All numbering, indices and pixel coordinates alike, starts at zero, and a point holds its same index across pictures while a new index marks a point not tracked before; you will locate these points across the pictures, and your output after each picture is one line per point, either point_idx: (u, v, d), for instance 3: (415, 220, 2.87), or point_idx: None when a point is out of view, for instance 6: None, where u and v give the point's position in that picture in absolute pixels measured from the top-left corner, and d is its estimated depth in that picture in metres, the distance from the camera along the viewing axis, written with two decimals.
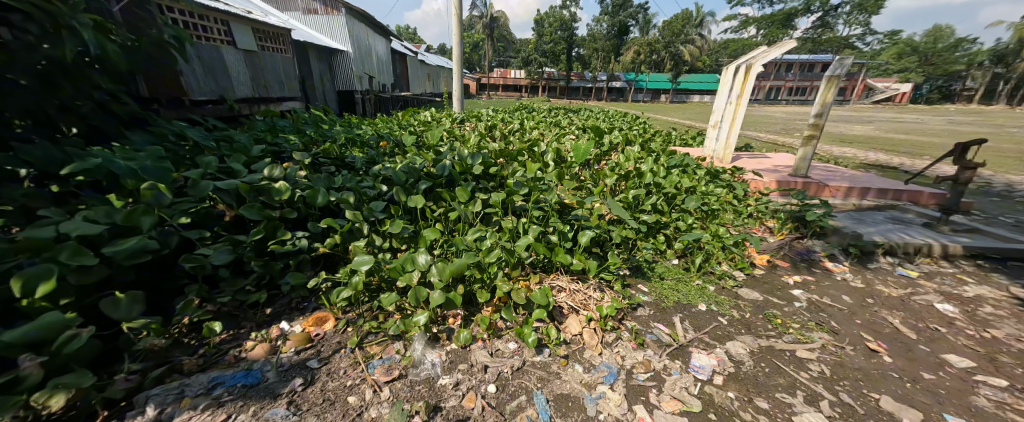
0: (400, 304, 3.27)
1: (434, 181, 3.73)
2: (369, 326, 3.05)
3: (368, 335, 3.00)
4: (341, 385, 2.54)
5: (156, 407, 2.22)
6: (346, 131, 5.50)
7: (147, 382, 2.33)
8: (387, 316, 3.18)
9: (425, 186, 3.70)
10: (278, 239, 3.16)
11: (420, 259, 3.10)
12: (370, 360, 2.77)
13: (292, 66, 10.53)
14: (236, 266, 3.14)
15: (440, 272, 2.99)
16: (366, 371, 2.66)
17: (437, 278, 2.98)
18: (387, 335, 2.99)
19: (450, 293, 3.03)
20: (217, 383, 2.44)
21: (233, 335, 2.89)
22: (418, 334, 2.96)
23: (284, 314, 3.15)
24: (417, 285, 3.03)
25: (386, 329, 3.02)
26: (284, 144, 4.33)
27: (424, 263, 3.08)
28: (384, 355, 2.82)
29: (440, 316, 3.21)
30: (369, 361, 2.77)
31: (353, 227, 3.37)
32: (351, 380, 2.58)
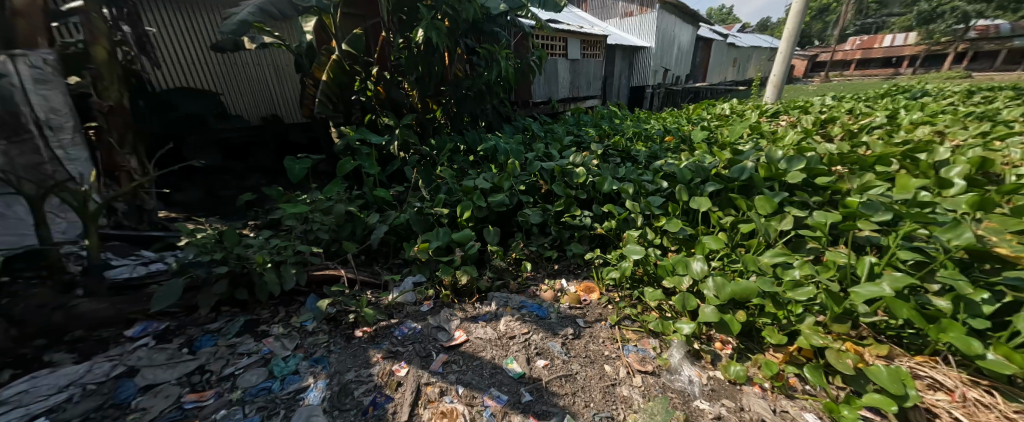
0: (660, 302, 2.38)
1: (726, 184, 2.77)
2: (629, 310, 2.36)
3: (634, 323, 2.30)
4: (598, 352, 2.04)
5: (494, 305, 2.29)
6: (633, 124, 4.84)
7: (493, 285, 2.46)
8: (646, 309, 2.38)
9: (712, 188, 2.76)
10: (570, 214, 2.87)
11: (693, 264, 2.17)
12: (625, 342, 2.13)
13: (652, 55, 10.71)
14: (541, 227, 2.94)
15: (716, 287, 2.02)
16: (621, 349, 2.06)
17: (712, 293, 2.02)
18: (644, 327, 2.23)
19: (727, 315, 1.99)
20: (523, 305, 2.34)
21: (534, 276, 2.66)
22: (677, 341, 2.06)
23: (565, 273, 2.74)
24: (687, 294, 2.15)
25: (644, 319, 2.26)
26: (586, 131, 4.29)
27: (703, 273, 2.10)
28: (640, 345, 2.11)
29: (704, 332, 2.14)
30: (625, 343, 2.13)
31: (628, 216, 2.77)
32: (607, 351, 2.05)
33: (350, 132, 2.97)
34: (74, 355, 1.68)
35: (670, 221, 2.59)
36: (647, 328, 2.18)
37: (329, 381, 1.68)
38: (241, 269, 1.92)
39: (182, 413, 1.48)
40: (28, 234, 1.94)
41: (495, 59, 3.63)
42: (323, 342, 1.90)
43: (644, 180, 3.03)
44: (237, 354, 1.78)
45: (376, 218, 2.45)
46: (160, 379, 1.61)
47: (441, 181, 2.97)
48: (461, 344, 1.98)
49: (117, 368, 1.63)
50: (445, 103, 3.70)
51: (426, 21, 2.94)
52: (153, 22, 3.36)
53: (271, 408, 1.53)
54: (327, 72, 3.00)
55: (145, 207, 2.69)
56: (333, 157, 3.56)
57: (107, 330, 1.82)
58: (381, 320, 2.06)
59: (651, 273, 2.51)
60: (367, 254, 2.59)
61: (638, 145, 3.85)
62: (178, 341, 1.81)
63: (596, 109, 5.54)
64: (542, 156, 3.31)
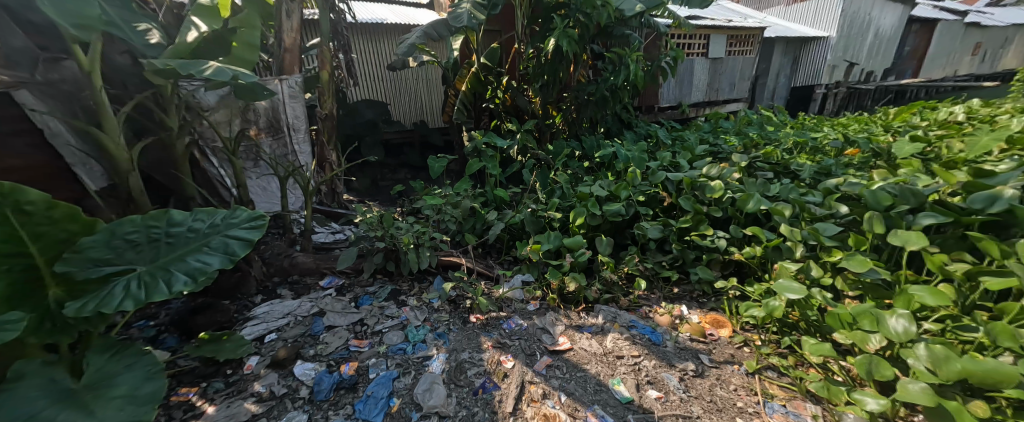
0: (822, 360, 1.91)
1: (956, 217, 2.00)
2: (773, 359, 1.97)
3: (780, 376, 1.91)
4: (728, 402, 1.74)
5: (601, 319, 2.24)
6: (798, 132, 4.02)
7: (601, 297, 2.41)
8: (799, 363, 1.94)
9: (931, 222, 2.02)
10: (699, 233, 2.54)
11: (892, 322, 1.61)
12: (767, 397, 1.77)
13: (853, 46, 8.29)
14: (660, 242, 2.74)
15: (933, 360, 1.48)
16: (762, 405, 1.71)
17: (924, 366, 1.49)
18: (795, 384, 1.82)
19: (949, 402, 1.42)
20: (633, 325, 2.21)
21: (647, 297, 2.52)
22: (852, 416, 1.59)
23: (684, 300, 2.52)
24: (878, 358, 1.62)
25: (797, 376, 1.84)
26: (725, 140, 3.78)
27: (912, 337, 1.53)
28: (788, 406, 1.72)
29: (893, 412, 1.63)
30: (766, 398, 1.77)
31: (783, 244, 2.29)
32: (740, 403, 1.73)
33: (479, 136, 3.28)
34: (292, 292, 2.36)
35: (851, 256, 2.00)
36: (803, 388, 1.76)
37: (449, 356, 1.88)
38: (393, 245, 2.42)
39: (348, 353, 1.90)
40: (275, 201, 3.04)
41: (623, 62, 3.52)
42: (444, 319, 2.17)
43: (808, 201, 2.47)
44: (386, 315, 2.17)
45: (494, 215, 2.74)
46: (338, 322, 2.10)
47: (556, 184, 3.12)
48: (565, 351, 1.98)
49: (314, 308, 2.20)
50: (566, 109, 3.80)
51: (558, 30, 3.08)
52: (358, 50, 4.59)
53: (405, 367, 1.82)
54: (467, 84, 3.54)
55: (337, 191, 3.60)
56: (462, 158, 4.38)
57: (309, 277, 2.50)
58: (491, 310, 2.24)
59: (814, 321, 2.00)
60: (483, 248, 2.87)
61: (799, 159, 3.20)
62: (350, 295, 2.33)
63: (743, 114, 4.81)
64: (668, 166, 2.99)
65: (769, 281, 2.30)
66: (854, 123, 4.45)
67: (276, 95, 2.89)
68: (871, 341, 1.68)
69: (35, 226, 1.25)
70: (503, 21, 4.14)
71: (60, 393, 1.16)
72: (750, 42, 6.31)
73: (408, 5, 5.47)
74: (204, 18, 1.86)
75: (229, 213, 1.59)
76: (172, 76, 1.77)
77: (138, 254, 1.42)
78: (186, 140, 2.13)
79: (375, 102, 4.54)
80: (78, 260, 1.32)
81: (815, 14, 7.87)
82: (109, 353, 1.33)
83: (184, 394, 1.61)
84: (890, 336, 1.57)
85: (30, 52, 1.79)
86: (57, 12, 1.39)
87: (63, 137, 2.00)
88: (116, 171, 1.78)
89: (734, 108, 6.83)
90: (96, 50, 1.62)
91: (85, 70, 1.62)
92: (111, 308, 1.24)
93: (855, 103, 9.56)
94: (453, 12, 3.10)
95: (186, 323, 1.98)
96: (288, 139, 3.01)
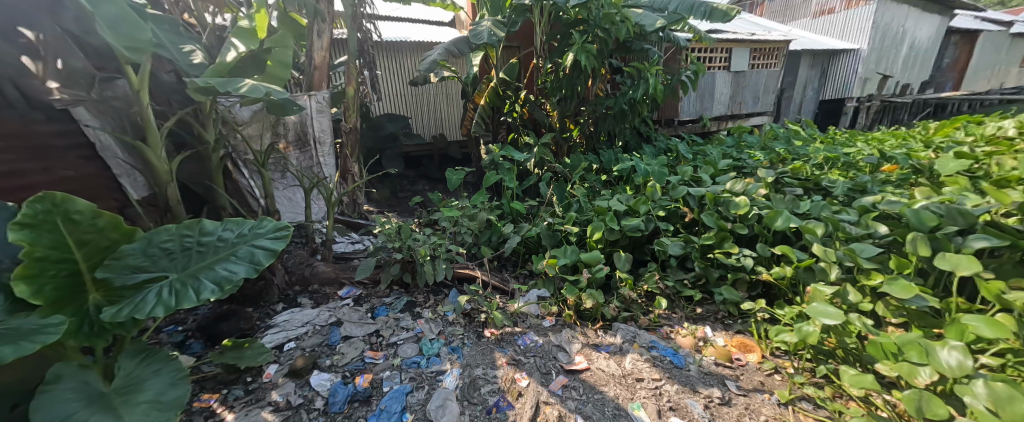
0: (866, 393, 1.75)
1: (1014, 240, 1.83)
2: (809, 390, 1.82)
3: (816, 409, 1.75)
4: None
5: (619, 338, 2.16)
6: (826, 146, 3.86)
7: (620, 316, 2.34)
8: (838, 395, 1.79)
9: (986, 245, 1.86)
10: (724, 251, 2.44)
11: (944, 355, 1.47)
12: None
13: (887, 59, 7.98)
14: (682, 260, 2.65)
15: (994, 399, 1.34)
16: None
17: (985, 406, 1.34)
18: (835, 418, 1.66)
19: None
20: (654, 346, 2.12)
21: (668, 316, 2.43)
22: None
23: (708, 321, 2.41)
24: (930, 394, 1.46)
25: (837, 410, 1.69)
26: (750, 154, 3.66)
27: (969, 371, 1.39)
28: None
29: None
30: None
31: (816, 265, 2.16)
32: None
33: (496, 149, 3.32)
34: (311, 301, 2.41)
35: (894, 281, 1.84)
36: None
37: (462, 371, 1.85)
38: (410, 257, 2.45)
39: (363, 364, 1.89)
40: (299, 211, 3.15)
41: (643, 76, 3.51)
42: (459, 333, 2.14)
43: (842, 219, 2.33)
44: (401, 327, 2.17)
45: (510, 228, 2.75)
46: (354, 332, 2.10)
47: (573, 198, 3.10)
48: (582, 371, 1.90)
49: (331, 318, 2.22)
50: (583, 123, 3.80)
51: (577, 46, 3.11)
52: (382, 66, 4.78)
53: (418, 381, 1.79)
54: (484, 98, 3.66)
55: (357, 202, 3.70)
56: (478, 170, 4.46)
57: (329, 287, 2.55)
58: (506, 325, 2.20)
59: (852, 349, 1.86)
60: (499, 261, 2.86)
61: (828, 174, 3.06)
62: (366, 306, 2.35)
63: (769, 128, 4.66)
64: (688, 181, 2.92)
65: (801, 305, 2.16)
66: (891, 138, 4.23)
67: (305, 109, 3.03)
68: (920, 375, 1.52)
69: (80, 234, 1.30)
70: (522, 38, 4.25)
71: (92, 395, 1.20)
72: (774, 55, 6.17)
73: (431, 23, 5.70)
74: (243, 40, 2.00)
75: (256, 224, 1.64)
76: (212, 94, 1.89)
77: (171, 261, 1.47)
78: (220, 152, 2.25)
79: (396, 116, 4.70)
80: (116, 267, 1.37)
81: (843, 25, 7.69)
82: (138, 358, 1.37)
83: (205, 401, 1.64)
84: (944, 371, 1.43)
85: (89, 74, 1.88)
86: (115, 37, 1.48)
87: (111, 151, 2.15)
88: (157, 182, 1.86)
89: (759, 121, 6.65)
90: (146, 70, 1.73)
91: (135, 89, 1.73)
92: (143, 315, 1.29)
93: (892, 117, 9.12)
94: (475, 30, 3.18)
95: (211, 330, 2.04)
96: (314, 152, 3.14)
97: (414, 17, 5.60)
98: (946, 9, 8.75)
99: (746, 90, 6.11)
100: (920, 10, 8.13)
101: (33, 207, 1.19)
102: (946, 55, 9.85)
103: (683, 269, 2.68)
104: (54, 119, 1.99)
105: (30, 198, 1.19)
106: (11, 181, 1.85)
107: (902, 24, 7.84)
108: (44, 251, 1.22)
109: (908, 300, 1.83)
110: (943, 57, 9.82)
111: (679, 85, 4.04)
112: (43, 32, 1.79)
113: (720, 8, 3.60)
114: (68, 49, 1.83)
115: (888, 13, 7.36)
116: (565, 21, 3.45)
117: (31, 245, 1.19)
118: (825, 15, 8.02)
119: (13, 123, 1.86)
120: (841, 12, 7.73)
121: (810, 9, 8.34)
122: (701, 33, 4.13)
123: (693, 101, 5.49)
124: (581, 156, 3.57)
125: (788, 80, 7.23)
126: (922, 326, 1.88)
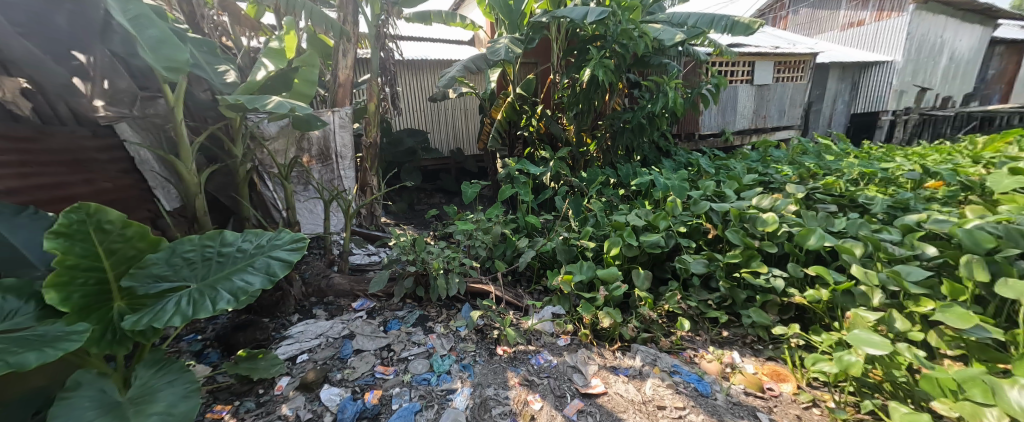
0: None
1: None
2: None
3: None
4: None
5: (638, 361, 2.04)
6: (862, 161, 3.65)
7: (639, 336, 2.23)
8: None
9: None
10: (751, 270, 2.30)
11: (1013, 394, 1.30)
12: None
13: (925, 73, 7.64)
14: (705, 279, 2.53)
15: None
16: None
17: None
18: None
19: None
20: (676, 370, 1.99)
21: (691, 339, 2.30)
22: None
23: (734, 345, 2.27)
24: None
25: None
26: (777, 169, 3.52)
27: None
28: None
29: None
30: None
31: (856, 288, 1.99)
32: None
33: (512, 163, 3.34)
34: (326, 313, 2.42)
35: (948, 309, 1.66)
36: None
37: (473, 391, 1.79)
38: (423, 270, 2.45)
39: (373, 380, 1.86)
40: (318, 223, 3.22)
41: (662, 90, 3.47)
42: (471, 350, 2.09)
43: (883, 239, 2.17)
44: (413, 342, 2.13)
45: (525, 242, 2.71)
46: (366, 346, 2.08)
47: (589, 212, 3.04)
48: (599, 396, 1.80)
49: (345, 330, 2.21)
50: (600, 137, 3.80)
51: (594, 61, 3.12)
52: (403, 82, 4.94)
53: (428, 400, 1.74)
54: (502, 113, 3.73)
55: (375, 214, 3.78)
56: (494, 183, 4.52)
57: (344, 298, 2.56)
58: (520, 343, 2.13)
59: (902, 383, 1.68)
60: (513, 276, 2.82)
61: (863, 189, 2.89)
62: (379, 319, 2.34)
63: (796, 142, 4.49)
64: (711, 196, 2.82)
65: (840, 331, 2.00)
66: (934, 153, 3.99)
67: (329, 125, 3.14)
68: (986, 417, 1.34)
69: (110, 243, 1.36)
70: (540, 54, 4.37)
71: (109, 404, 1.21)
72: (800, 68, 6.00)
73: (451, 42, 5.91)
74: (273, 59, 2.11)
75: (273, 235, 1.68)
76: (241, 110, 1.99)
77: (192, 271, 1.51)
78: (247, 165, 2.35)
79: (416, 131, 4.83)
80: (141, 276, 1.42)
81: (873, 38, 7.43)
82: (155, 367, 1.39)
83: (217, 412, 1.64)
84: (1015, 414, 1.25)
85: (132, 92, 2.10)
86: (155, 58, 1.57)
87: (149, 164, 2.31)
88: (186, 193, 1.95)
89: (785, 136, 6.45)
90: (182, 88, 1.83)
91: (171, 106, 1.83)
92: (161, 323, 1.31)
93: (933, 131, 8.66)
94: (492, 47, 3.26)
95: (229, 340, 2.07)
96: (335, 165, 3.23)
97: (435, 37, 5.83)
98: (987, 18, 8.38)
99: (772, 103, 5.95)
100: (958, 21, 7.78)
101: (69, 217, 1.24)
102: (990, 67, 9.35)
103: (707, 289, 2.54)
104: (98, 135, 2.13)
105: (66, 208, 1.24)
106: (57, 192, 1.88)
107: (940, 35, 7.52)
108: (75, 259, 1.26)
109: (965, 330, 1.65)
110: (987, 70, 9.32)
111: (700, 98, 3.96)
112: (94, 56, 1.95)
113: (742, 21, 3.56)
114: (114, 70, 2.04)
115: (923, 24, 7.08)
116: (582, 38, 3.50)
117: (64, 253, 1.24)
118: (853, 27, 7.71)
119: (67, 140, 1.98)
120: (871, 24, 7.44)
121: (837, 22, 7.98)
122: (721, 47, 4.09)
123: (713, 114, 5.41)
124: (598, 170, 3.53)
125: (814, 94, 7.08)
126: (983, 360, 1.68)
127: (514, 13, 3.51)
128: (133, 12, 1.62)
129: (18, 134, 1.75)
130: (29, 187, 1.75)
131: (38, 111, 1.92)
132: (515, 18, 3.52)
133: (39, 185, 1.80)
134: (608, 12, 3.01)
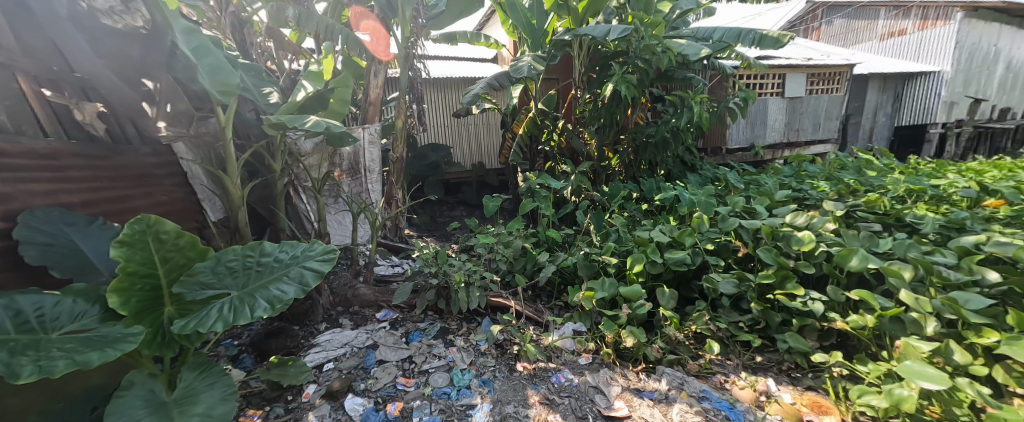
0: None
1: None
2: None
3: None
4: None
5: (664, 384, 1.95)
6: (905, 177, 3.42)
7: (665, 358, 2.13)
8: None
9: None
10: (787, 292, 2.17)
11: None
12: None
13: (982, 83, 7.12)
14: (736, 299, 2.41)
15: None
16: None
17: None
18: None
19: None
20: (705, 396, 1.88)
21: (721, 363, 2.19)
22: None
23: (768, 373, 2.14)
24: None
25: None
26: (812, 184, 3.33)
27: None
28: None
29: None
30: None
31: (907, 315, 1.83)
32: None
33: (533, 177, 3.37)
34: (352, 322, 2.49)
35: (1015, 342, 1.49)
36: None
37: (493, 407, 1.76)
38: (445, 283, 2.50)
39: (395, 391, 1.87)
40: (346, 234, 3.34)
41: (686, 104, 3.41)
42: (490, 364, 2.07)
43: (936, 261, 1.98)
44: (433, 354, 2.14)
45: (546, 257, 2.71)
46: (388, 357, 2.10)
47: (611, 227, 3.00)
48: (623, 419, 1.73)
49: (369, 340, 2.25)
50: (623, 152, 3.79)
51: (616, 77, 3.14)
52: (429, 100, 5.12)
53: (447, 414, 1.73)
54: (524, 128, 3.80)
55: (400, 226, 3.90)
56: (515, 197, 4.55)
57: (368, 309, 2.63)
58: (540, 360, 2.09)
59: None
60: (534, 291, 2.80)
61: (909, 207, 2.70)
62: (401, 330, 2.37)
63: (833, 156, 4.26)
64: (740, 212, 2.71)
65: (890, 362, 1.84)
66: (992, 169, 3.68)
67: (359, 141, 3.30)
68: None
69: (165, 251, 1.47)
70: (562, 70, 4.51)
71: (156, 404, 1.28)
72: (836, 80, 5.74)
73: (475, 60, 6.14)
74: (311, 81, 2.25)
75: (307, 246, 1.77)
76: (282, 128, 2.12)
77: (233, 279, 1.58)
78: (285, 180, 2.50)
79: (440, 147, 4.94)
80: (189, 283, 1.52)
81: (917, 47, 6.98)
82: (198, 370, 1.47)
83: (249, 416, 1.69)
84: None
85: (189, 114, 2.27)
86: (211, 83, 1.73)
87: (199, 179, 2.51)
88: (231, 205, 2.09)
89: (820, 150, 6.13)
90: (232, 110, 1.99)
91: (222, 126, 1.98)
92: (204, 328, 1.39)
93: (990, 145, 8.07)
94: (516, 65, 3.33)
95: (262, 346, 2.17)
96: (364, 179, 3.37)
97: (460, 56, 6.07)
98: None
99: (806, 115, 5.72)
100: (1017, 27, 7.22)
101: (133, 227, 1.37)
102: None
103: (738, 310, 2.41)
104: (157, 153, 2.34)
105: (130, 220, 1.37)
106: (121, 205, 2.05)
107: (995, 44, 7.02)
108: (135, 266, 1.37)
109: None
110: None
111: (727, 112, 3.87)
112: (160, 82, 2.14)
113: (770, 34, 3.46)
114: (175, 95, 2.20)
115: (975, 33, 6.64)
116: (604, 54, 3.54)
117: (126, 261, 1.35)
118: (895, 36, 7.28)
119: (132, 158, 2.19)
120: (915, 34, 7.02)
121: (875, 32, 7.61)
122: (749, 60, 4.00)
123: (740, 127, 5.27)
124: (621, 185, 3.50)
125: (853, 107, 6.79)
126: None
127: (537, 32, 3.55)
128: (195, 42, 1.79)
129: (92, 153, 1.96)
130: (99, 199, 1.94)
131: (111, 132, 2.15)
132: (537, 36, 3.55)
133: (105, 197, 1.97)
134: (630, 29, 3.05)
